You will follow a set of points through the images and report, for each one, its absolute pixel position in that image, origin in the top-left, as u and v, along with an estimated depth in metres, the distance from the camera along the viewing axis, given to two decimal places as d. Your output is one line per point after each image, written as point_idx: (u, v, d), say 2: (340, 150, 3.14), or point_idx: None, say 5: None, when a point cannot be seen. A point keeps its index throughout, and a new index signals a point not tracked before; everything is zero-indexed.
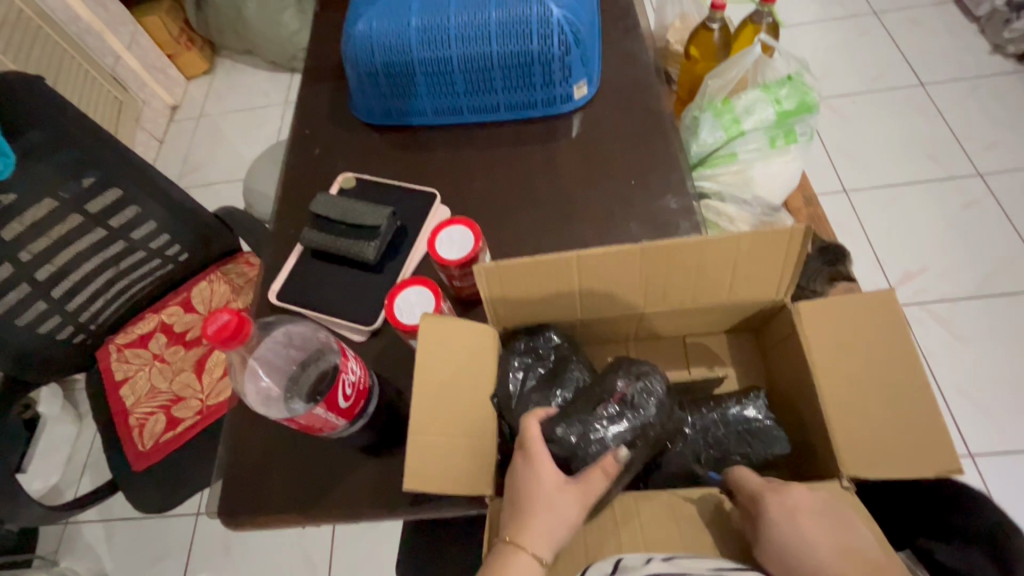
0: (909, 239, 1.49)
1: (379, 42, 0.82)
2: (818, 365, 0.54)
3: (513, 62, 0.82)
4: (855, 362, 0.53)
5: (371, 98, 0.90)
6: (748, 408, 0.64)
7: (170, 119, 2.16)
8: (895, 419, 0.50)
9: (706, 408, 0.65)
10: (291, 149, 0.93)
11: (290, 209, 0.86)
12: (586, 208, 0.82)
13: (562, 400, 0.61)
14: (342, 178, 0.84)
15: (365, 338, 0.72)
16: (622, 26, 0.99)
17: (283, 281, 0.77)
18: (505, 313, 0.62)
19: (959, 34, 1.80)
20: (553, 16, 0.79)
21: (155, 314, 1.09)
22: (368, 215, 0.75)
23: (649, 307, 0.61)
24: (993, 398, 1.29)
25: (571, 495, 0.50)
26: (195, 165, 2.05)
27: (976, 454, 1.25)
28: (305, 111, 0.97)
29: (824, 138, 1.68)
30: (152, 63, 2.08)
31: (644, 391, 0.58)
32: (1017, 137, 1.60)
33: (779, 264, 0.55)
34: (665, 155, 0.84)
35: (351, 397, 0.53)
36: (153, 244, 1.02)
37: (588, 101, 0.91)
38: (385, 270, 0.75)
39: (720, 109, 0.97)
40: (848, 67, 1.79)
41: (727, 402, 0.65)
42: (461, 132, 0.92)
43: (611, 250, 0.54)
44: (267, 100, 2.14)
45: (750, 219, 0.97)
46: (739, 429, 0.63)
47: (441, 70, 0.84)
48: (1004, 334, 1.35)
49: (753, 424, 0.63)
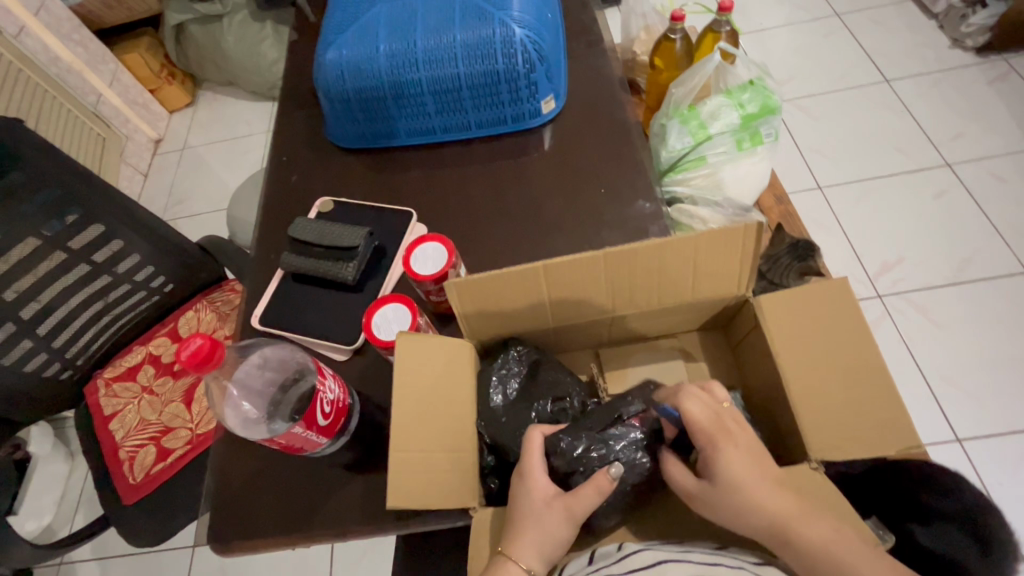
0: (884, 232, 1.52)
1: (349, 70, 0.85)
2: (784, 360, 0.56)
3: (480, 82, 0.85)
4: (815, 351, 0.55)
5: (345, 123, 0.92)
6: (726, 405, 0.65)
7: (154, 153, 2.19)
8: (854, 401, 0.52)
9: None
10: (270, 176, 0.95)
11: (270, 235, 0.88)
12: (559, 219, 0.84)
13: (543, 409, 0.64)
14: (319, 203, 0.86)
15: (346, 357, 0.73)
16: (587, 42, 1.02)
17: (265, 305, 0.78)
18: (480, 327, 0.63)
19: (919, 30, 1.86)
20: (516, 36, 0.81)
21: (143, 346, 1.10)
22: (345, 236, 0.76)
23: (619, 310, 0.62)
24: (977, 383, 1.31)
25: (564, 524, 0.51)
26: (181, 196, 2.07)
27: (964, 438, 1.26)
28: (282, 138, 0.99)
29: (796, 137, 1.72)
30: (133, 99, 2.11)
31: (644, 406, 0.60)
32: (981, 127, 1.65)
33: (739, 259, 0.57)
34: (633, 164, 0.87)
35: (330, 414, 0.54)
36: (138, 277, 1.03)
37: (557, 114, 0.93)
38: (365, 289, 0.77)
39: (686, 116, 1.00)
40: (814, 68, 1.85)
41: None
42: (435, 150, 0.94)
43: (576, 258, 0.56)
44: (250, 128, 2.17)
45: (723, 220, 0.99)
46: None
47: (411, 94, 0.86)
48: (982, 318, 1.38)
49: None
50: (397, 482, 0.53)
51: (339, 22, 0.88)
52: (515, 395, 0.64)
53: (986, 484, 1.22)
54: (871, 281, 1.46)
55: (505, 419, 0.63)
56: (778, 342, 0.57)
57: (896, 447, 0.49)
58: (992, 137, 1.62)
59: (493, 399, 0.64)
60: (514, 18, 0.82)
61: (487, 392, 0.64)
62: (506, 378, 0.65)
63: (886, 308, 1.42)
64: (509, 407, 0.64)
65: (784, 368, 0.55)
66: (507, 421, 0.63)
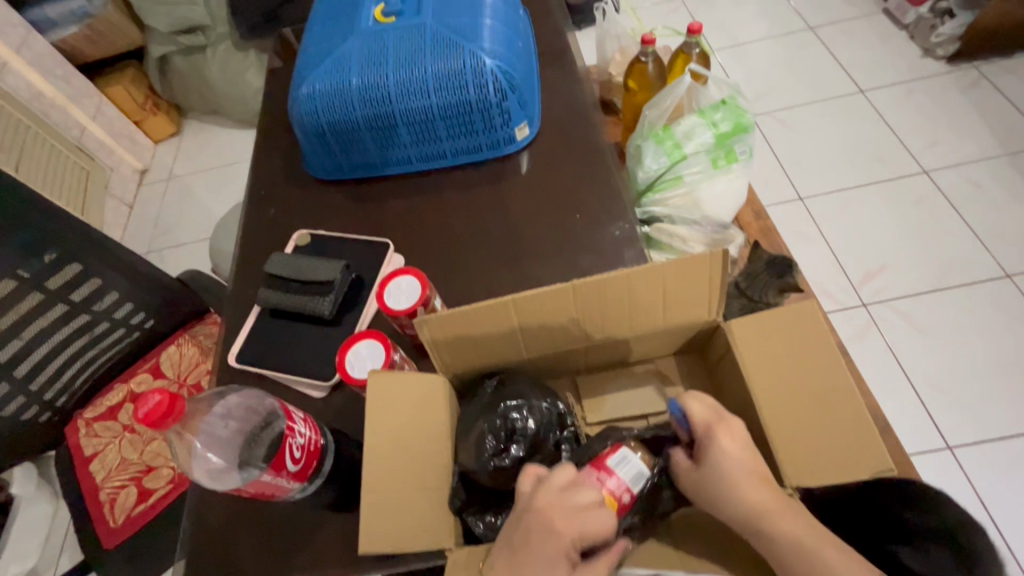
0: (866, 240, 1.54)
1: (323, 103, 0.85)
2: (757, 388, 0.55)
3: (454, 112, 0.86)
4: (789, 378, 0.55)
5: (321, 155, 0.92)
6: None
7: (139, 184, 2.19)
8: (822, 427, 0.52)
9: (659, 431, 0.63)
10: (248, 209, 0.95)
11: (248, 269, 0.87)
12: (536, 244, 0.84)
13: (525, 427, 0.60)
14: (296, 236, 0.86)
15: (325, 393, 0.72)
16: (561, 67, 1.03)
17: (242, 342, 0.78)
18: (453, 362, 0.62)
19: (891, 40, 1.90)
20: (487, 67, 0.82)
21: (123, 383, 1.07)
22: (322, 271, 0.76)
23: (591, 340, 0.62)
24: (965, 390, 1.31)
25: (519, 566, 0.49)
26: (166, 225, 2.07)
27: (955, 445, 1.26)
28: (260, 171, 0.99)
29: (775, 149, 1.74)
30: (118, 131, 2.12)
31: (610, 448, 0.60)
32: (956, 133, 1.68)
33: (706, 286, 0.57)
34: (608, 188, 0.87)
35: (301, 459, 0.53)
36: (117, 314, 1.02)
37: (532, 140, 0.94)
38: (342, 323, 0.76)
39: (661, 136, 1.01)
40: (791, 79, 1.88)
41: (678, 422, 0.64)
42: (412, 179, 0.94)
43: (546, 289, 0.55)
44: (235, 156, 2.18)
45: (702, 238, 1.00)
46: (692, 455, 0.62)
47: (385, 126, 0.87)
48: (966, 324, 1.39)
49: None
50: (372, 519, 0.52)
51: (311, 57, 0.89)
52: (501, 434, 0.59)
53: (979, 492, 1.21)
54: (855, 290, 1.47)
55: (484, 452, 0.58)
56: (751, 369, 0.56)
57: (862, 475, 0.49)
58: (966, 143, 1.65)
59: (484, 442, 0.59)
60: (484, 49, 0.83)
61: (470, 429, 0.60)
62: (490, 415, 0.60)
63: (871, 316, 1.43)
64: (497, 447, 0.59)
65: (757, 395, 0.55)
66: (492, 467, 0.58)
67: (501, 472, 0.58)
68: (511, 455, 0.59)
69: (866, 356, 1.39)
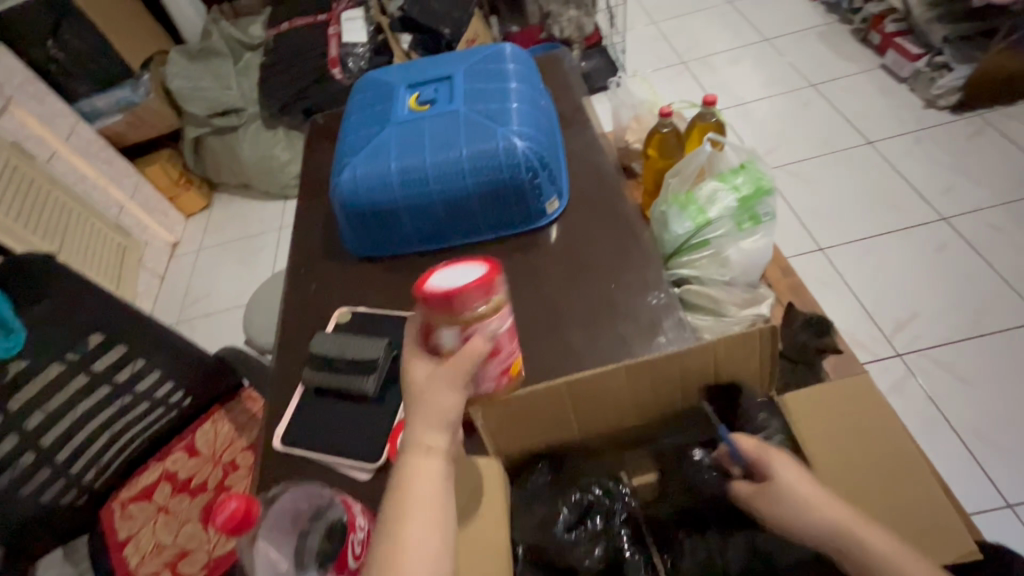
0: (893, 289, 1.53)
1: (364, 186, 0.90)
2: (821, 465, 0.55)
3: (488, 191, 0.89)
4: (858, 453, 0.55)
5: (358, 234, 0.96)
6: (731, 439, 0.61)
7: (171, 256, 2.27)
8: (883, 494, 0.53)
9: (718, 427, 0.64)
10: (288, 288, 0.98)
11: (288, 346, 0.89)
12: (572, 313, 0.85)
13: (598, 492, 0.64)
14: (338, 314, 0.88)
15: (370, 475, 0.72)
16: (583, 139, 1.08)
17: (286, 424, 0.78)
18: (509, 444, 0.61)
19: (892, 93, 1.97)
20: (518, 148, 0.87)
21: (159, 462, 1.09)
22: (367, 348, 0.78)
23: (642, 417, 0.61)
24: (1015, 440, 1.27)
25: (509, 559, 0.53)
26: (197, 295, 2.12)
27: (1016, 503, 1.20)
28: (298, 249, 1.03)
29: (790, 202, 1.77)
30: (153, 207, 2.23)
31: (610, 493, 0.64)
32: (968, 178, 1.70)
33: (759, 361, 0.58)
34: (637, 255, 0.89)
35: (361, 553, 0.53)
36: (157, 393, 1.04)
37: (562, 212, 0.97)
38: (385, 401, 0.76)
39: (685, 201, 1.04)
40: (799, 135, 1.94)
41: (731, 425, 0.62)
42: (448, 252, 0.97)
43: (654, 358, 0.56)
44: (264, 227, 2.26)
45: (733, 298, 1.01)
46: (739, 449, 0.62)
47: (422, 205, 0.90)
48: (1007, 373, 1.35)
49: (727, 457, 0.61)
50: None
51: (351, 144, 0.95)
52: (576, 510, 0.62)
53: None
54: (888, 340, 1.45)
55: (540, 520, 0.62)
56: (810, 434, 0.56)
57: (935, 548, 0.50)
58: (980, 189, 1.67)
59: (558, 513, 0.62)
60: (515, 131, 0.88)
61: (535, 504, 0.62)
62: (562, 494, 0.63)
63: (907, 366, 1.40)
64: (569, 522, 0.62)
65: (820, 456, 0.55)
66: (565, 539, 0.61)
67: (568, 549, 0.60)
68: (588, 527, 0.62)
69: (907, 407, 1.35)
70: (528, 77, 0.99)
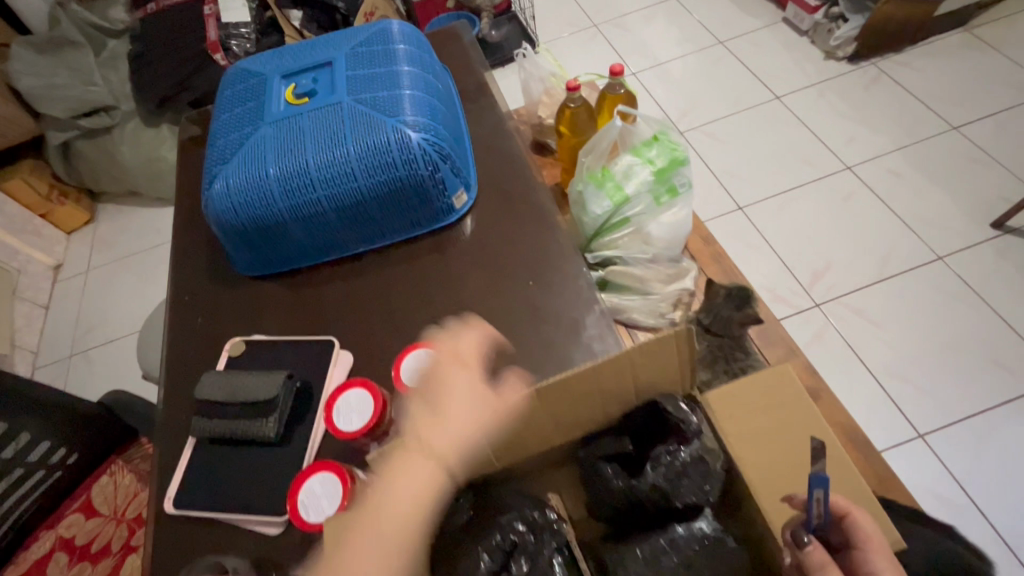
0: (808, 240, 1.59)
1: (241, 198, 0.78)
2: (761, 490, 0.53)
3: (384, 191, 0.81)
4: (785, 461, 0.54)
5: (245, 252, 0.84)
6: (683, 449, 0.57)
7: (54, 281, 2.01)
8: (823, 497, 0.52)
9: (672, 442, 0.58)
10: (170, 321, 0.85)
11: (176, 390, 0.78)
12: (489, 316, 0.80)
13: (522, 527, 0.55)
14: (229, 346, 0.78)
15: (281, 529, 0.65)
16: (489, 122, 1.01)
17: (178, 483, 0.68)
18: (418, 484, 0.54)
19: (794, 46, 2.01)
20: (412, 141, 0.78)
21: (50, 530, 0.90)
22: (260, 386, 0.68)
23: (564, 435, 0.57)
24: (921, 373, 1.36)
25: None
26: (90, 323, 1.89)
27: (926, 433, 1.29)
28: (180, 274, 0.91)
29: (708, 163, 1.79)
30: (21, 228, 1.94)
31: (535, 526, 0.55)
32: (867, 127, 1.77)
33: (678, 363, 0.54)
34: (555, 246, 0.85)
35: None
36: (32, 455, 0.90)
37: (472, 205, 0.90)
38: (291, 442, 0.69)
39: (601, 179, 1.00)
40: (711, 94, 1.95)
41: (670, 441, 0.58)
42: (352, 261, 0.88)
43: (567, 376, 0.51)
44: (160, 237, 2.04)
45: (657, 275, 1.00)
46: (688, 466, 0.57)
47: (312, 214, 0.80)
48: (912, 311, 1.44)
49: (682, 465, 0.57)
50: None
51: (221, 149, 0.82)
52: (498, 555, 0.53)
53: (955, 475, 1.24)
54: (807, 292, 1.51)
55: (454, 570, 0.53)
56: (740, 450, 0.55)
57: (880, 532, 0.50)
58: (878, 136, 1.75)
59: (479, 562, 0.53)
60: (407, 122, 0.79)
61: (454, 552, 0.54)
62: (480, 537, 0.54)
63: (826, 316, 1.47)
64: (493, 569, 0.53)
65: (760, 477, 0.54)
66: None
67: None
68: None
69: (826, 355, 1.42)
70: (419, 58, 0.89)
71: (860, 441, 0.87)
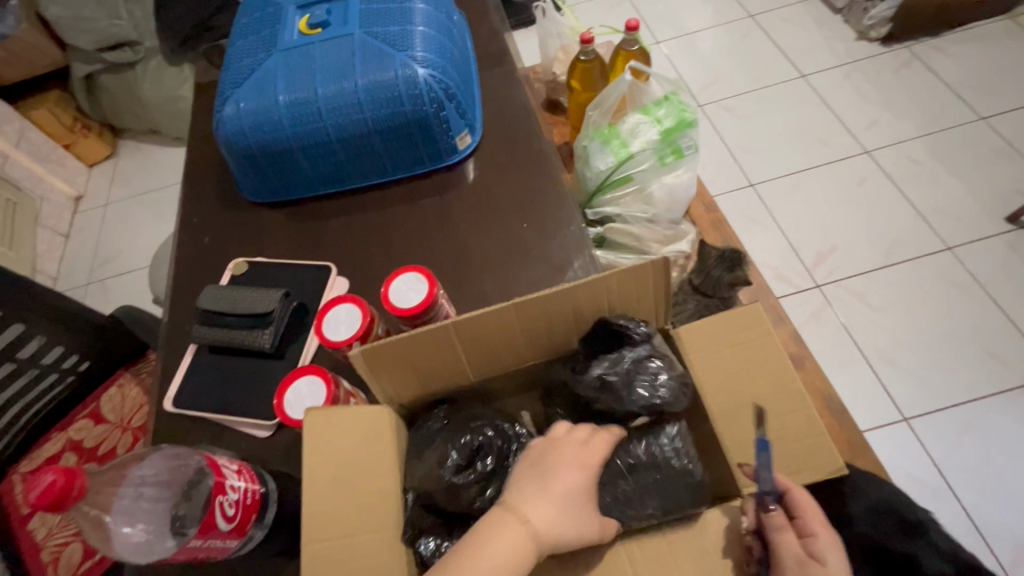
0: (817, 222, 1.57)
1: (250, 122, 0.80)
2: (728, 443, 0.56)
3: (389, 125, 0.82)
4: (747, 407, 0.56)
5: (252, 178, 0.87)
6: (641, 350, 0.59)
7: (75, 211, 2.07)
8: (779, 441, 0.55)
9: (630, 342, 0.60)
10: (179, 240, 0.89)
11: (180, 303, 0.82)
12: (481, 256, 0.82)
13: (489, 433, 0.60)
14: (232, 265, 0.82)
15: (269, 433, 0.69)
16: (500, 70, 1.01)
17: (178, 385, 0.73)
18: (395, 387, 0.58)
19: (825, 24, 1.95)
20: (419, 77, 0.79)
21: (61, 432, 0.99)
22: (258, 301, 0.72)
23: (538, 353, 0.61)
24: (914, 360, 1.37)
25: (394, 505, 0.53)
26: (107, 255, 1.95)
27: (911, 417, 1.31)
28: (191, 197, 0.94)
29: (724, 137, 1.76)
30: (45, 157, 1.99)
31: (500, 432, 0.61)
32: (890, 112, 1.73)
33: (649, 295, 0.58)
34: (554, 193, 0.86)
35: (236, 514, 0.53)
36: (45, 359, 0.93)
37: (475, 149, 0.92)
38: (284, 355, 0.72)
39: (607, 135, 1.00)
40: (735, 68, 1.91)
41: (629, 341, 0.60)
42: (356, 196, 0.90)
43: (545, 296, 0.54)
44: (177, 176, 2.07)
45: (655, 236, 1.01)
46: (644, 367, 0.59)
47: (317, 143, 0.82)
48: (912, 299, 1.44)
49: (641, 366, 0.59)
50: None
51: (234, 74, 0.84)
52: (465, 452, 0.58)
53: (936, 461, 1.26)
54: (809, 273, 1.51)
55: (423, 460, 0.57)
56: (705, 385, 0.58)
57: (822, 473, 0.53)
58: (902, 122, 1.71)
59: (448, 455, 0.58)
60: (416, 58, 0.80)
61: (426, 451, 0.58)
62: (451, 437, 0.59)
63: (826, 297, 1.47)
64: (459, 464, 0.58)
65: (729, 424, 0.56)
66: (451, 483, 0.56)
67: (458, 491, 0.57)
68: (477, 470, 0.58)
69: (822, 335, 1.42)
70: None
71: (836, 409, 0.89)
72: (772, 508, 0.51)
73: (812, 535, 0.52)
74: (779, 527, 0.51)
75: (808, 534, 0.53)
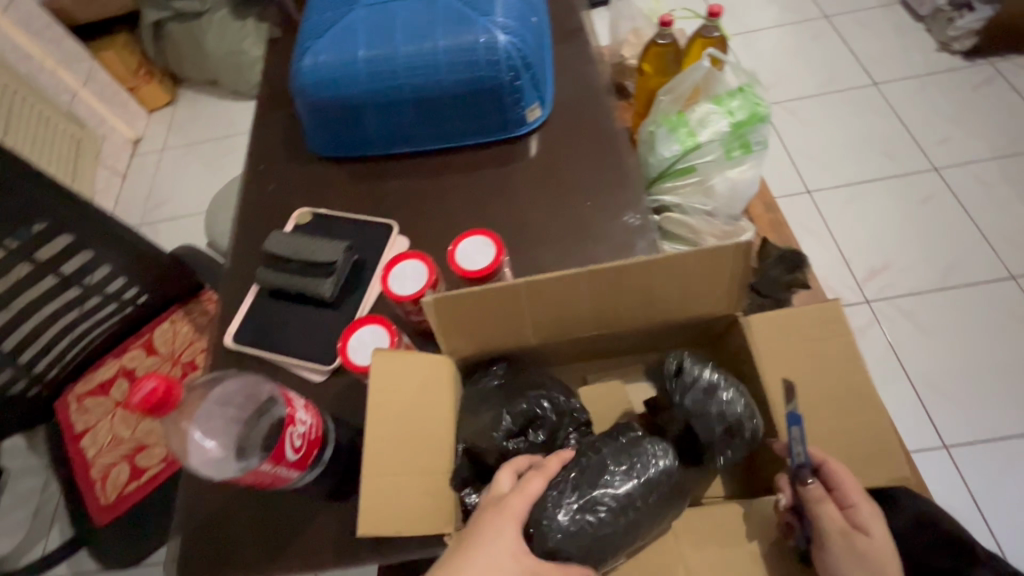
0: (873, 237, 1.52)
1: (327, 74, 0.81)
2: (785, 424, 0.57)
3: (463, 90, 0.82)
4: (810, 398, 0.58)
5: (322, 131, 0.88)
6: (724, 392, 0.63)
7: (133, 153, 2.13)
8: (838, 434, 0.55)
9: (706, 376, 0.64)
10: (245, 185, 0.91)
11: (244, 246, 0.84)
12: (541, 230, 0.82)
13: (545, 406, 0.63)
14: (297, 214, 0.84)
15: (323, 377, 0.70)
16: (573, 46, 1.00)
17: (238, 323, 0.75)
18: (459, 342, 0.60)
19: (905, 32, 1.86)
20: (500, 43, 0.79)
21: (116, 358, 1.05)
22: (324, 250, 0.74)
23: (600, 325, 0.62)
24: (961, 387, 1.32)
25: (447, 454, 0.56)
26: (160, 199, 2.01)
27: (951, 445, 1.27)
28: (259, 145, 0.96)
29: (784, 140, 1.71)
30: (109, 97, 2.04)
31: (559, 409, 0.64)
32: (965, 130, 1.65)
33: (726, 279, 0.57)
34: (619, 174, 0.85)
35: (301, 447, 0.54)
36: (109, 288, 0.96)
37: (543, 122, 0.91)
38: (343, 306, 0.74)
39: (675, 122, 0.97)
40: (803, 70, 1.84)
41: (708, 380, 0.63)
42: (419, 159, 0.91)
43: (618, 267, 0.55)
44: (232, 129, 2.12)
45: (713, 230, 0.99)
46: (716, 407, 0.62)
47: (391, 101, 0.83)
48: (966, 325, 1.38)
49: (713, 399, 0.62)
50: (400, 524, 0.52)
51: (315, 25, 0.85)
52: (519, 420, 0.62)
53: (972, 493, 1.22)
54: (860, 287, 1.46)
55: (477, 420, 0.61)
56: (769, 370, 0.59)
57: (869, 474, 0.54)
58: (976, 142, 1.63)
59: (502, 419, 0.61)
60: (498, 24, 0.80)
61: (482, 409, 0.62)
62: (509, 402, 0.62)
63: (874, 314, 1.42)
64: (512, 429, 0.62)
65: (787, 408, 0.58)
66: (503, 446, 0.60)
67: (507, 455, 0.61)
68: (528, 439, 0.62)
69: (866, 352, 1.38)
70: None
71: None
72: (808, 481, 0.53)
73: (853, 506, 0.53)
74: (817, 499, 0.53)
75: (849, 505, 0.54)
